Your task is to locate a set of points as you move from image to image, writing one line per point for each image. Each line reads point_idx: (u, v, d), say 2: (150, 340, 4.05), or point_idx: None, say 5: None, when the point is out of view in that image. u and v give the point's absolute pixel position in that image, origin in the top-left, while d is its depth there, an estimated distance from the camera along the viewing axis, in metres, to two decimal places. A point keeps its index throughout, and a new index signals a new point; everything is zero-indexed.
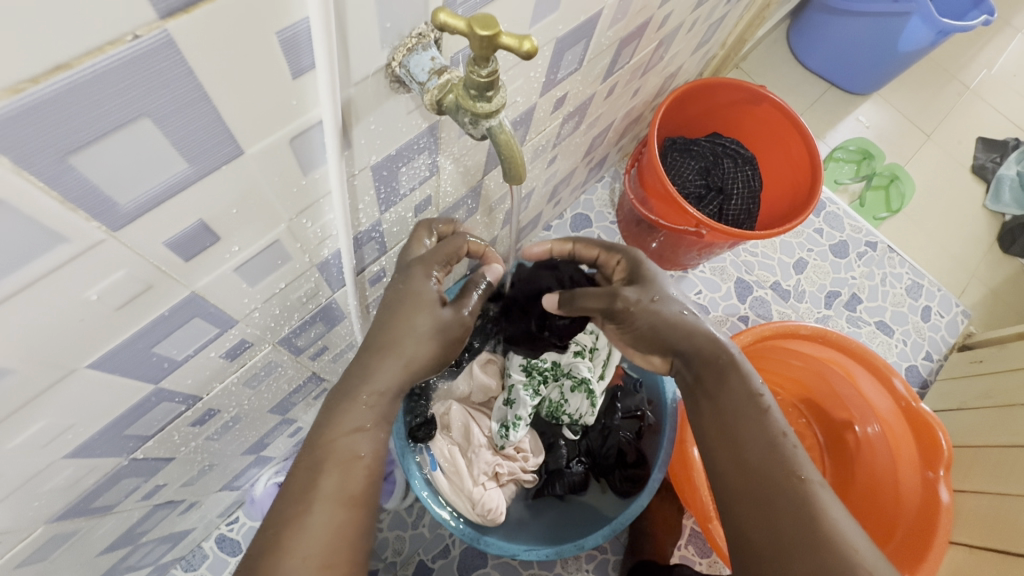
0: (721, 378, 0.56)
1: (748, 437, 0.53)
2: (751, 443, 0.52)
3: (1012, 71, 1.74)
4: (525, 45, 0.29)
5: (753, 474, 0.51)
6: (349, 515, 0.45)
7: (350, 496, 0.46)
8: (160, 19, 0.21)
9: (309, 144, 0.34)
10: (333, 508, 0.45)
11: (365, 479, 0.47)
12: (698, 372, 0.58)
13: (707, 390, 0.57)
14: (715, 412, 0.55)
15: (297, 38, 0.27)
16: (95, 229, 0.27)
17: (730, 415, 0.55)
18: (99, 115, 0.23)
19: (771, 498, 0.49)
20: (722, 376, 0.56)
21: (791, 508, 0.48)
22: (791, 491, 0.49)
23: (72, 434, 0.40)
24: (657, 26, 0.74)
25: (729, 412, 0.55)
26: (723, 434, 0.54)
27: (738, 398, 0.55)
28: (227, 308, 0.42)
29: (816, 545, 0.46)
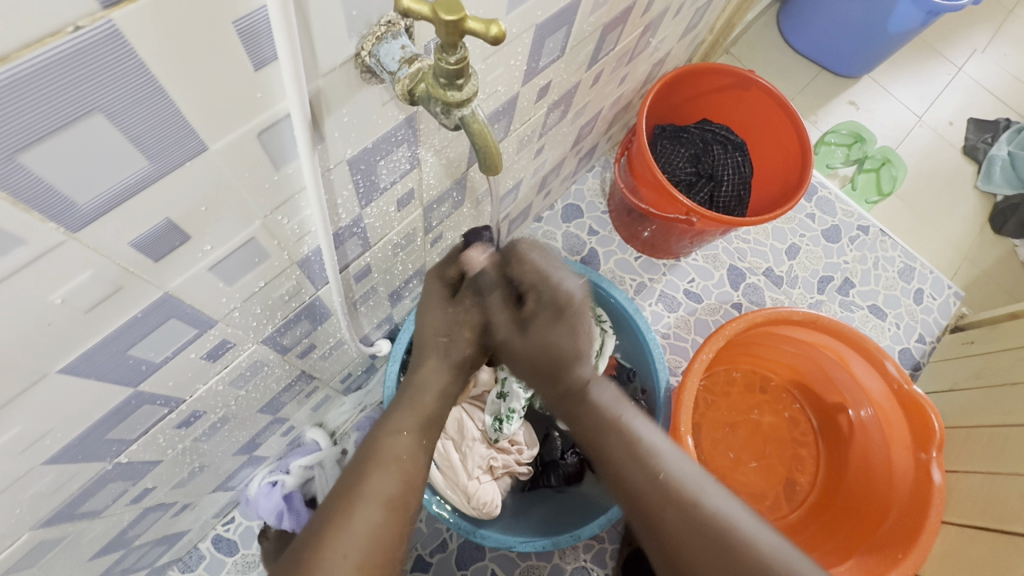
0: (585, 412, 0.60)
1: (630, 471, 0.56)
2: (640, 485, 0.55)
3: (1002, 50, 1.73)
4: (493, 29, 0.28)
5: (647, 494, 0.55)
6: (366, 514, 0.45)
7: (390, 498, 0.47)
8: (102, 8, 0.20)
9: (279, 138, 0.33)
10: (374, 509, 0.45)
11: (382, 480, 0.47)
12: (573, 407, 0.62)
13: (582, 423, 0.61)
14: (600, 452, 0.59)
15: (256, 27, 0.26)
16: (53, 230, 0.26)
17: (616, 456, 0.57)
18: (46, 110, 0.22)
19: (666, 521, 0.53)
20: (596, 418, 0.60)
21: (689, 528, 0.52)
22: (677, 508, 0.53)
23: (51, 439, 0.39)
24: (641, 11, 0.73)
25: (604, 449, 0.58)
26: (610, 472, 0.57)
27: (607, 438, 0.58)
28: (206, 308, 0.41)
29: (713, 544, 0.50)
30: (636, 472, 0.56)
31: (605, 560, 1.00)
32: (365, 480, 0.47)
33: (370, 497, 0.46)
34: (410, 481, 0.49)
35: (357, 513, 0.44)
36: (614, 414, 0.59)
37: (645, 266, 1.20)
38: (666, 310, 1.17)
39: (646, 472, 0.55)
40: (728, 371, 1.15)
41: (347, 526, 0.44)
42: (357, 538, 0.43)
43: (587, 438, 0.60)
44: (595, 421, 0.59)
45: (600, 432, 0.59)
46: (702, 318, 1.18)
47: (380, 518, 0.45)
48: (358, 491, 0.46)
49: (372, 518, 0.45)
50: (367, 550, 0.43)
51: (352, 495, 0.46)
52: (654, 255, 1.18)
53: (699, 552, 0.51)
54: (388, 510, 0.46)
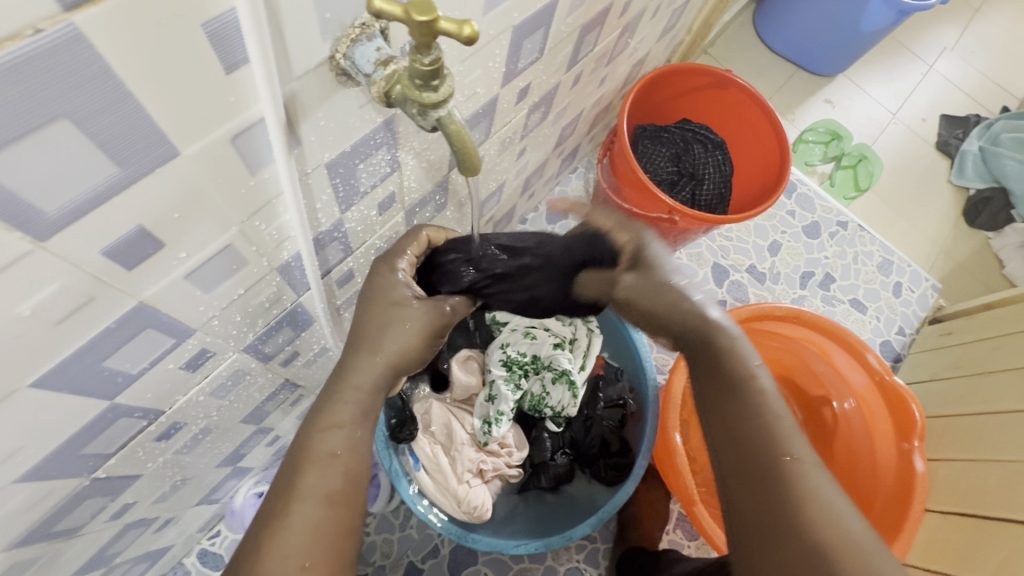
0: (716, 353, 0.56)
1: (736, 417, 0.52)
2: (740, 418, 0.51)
3: (969, 48, 1.78)
4: (466, 29, 0.28)
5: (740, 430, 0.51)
6: (305, 514, 0.45)
7: (331, 494, 0.46)
8: (64, 11, 0.20)
9: (254, 143, 0.33)
10: (314, 506, 0.45)
11: (321, 475, 0.47)
12: (699, 347, 0.58)
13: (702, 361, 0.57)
14: (710, 393, 0.55)
15: (226, 30, 0.26)
16: (20, 240, 0.25)
17: (718, 393, 0.54)
18: (6, 119, 0.21)
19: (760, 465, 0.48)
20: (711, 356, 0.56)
21: (779, 480, 0.47)
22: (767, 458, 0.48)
23: (22, 456, 0.38)
24: (618, 13, 0.73)
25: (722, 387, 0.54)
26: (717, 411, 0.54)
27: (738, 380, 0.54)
28: (182, 317, 0.40)
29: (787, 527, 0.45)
30: (739, 419, 0.52)
31: (597, 561, 1.00)
32: (300, 478, 0.46)
33: (306, 494, 0.45)
34: (349, 470, 0.48)
35: (296, 511, 0.45)
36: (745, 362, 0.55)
37: None
38: None
39: (759, 419, 0.51)
40: None
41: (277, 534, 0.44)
42: (297, 540, 0.44)
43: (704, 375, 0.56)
44: (722, 358, 0.55)
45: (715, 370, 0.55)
46: None
47: (322, 514, 0.45)
48: (294, 488, 0.46)
49: (309, 518, 0.45)
50: (307, 550, 0.44)
51: (289, 496, 0.45)
52: None
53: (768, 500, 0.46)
54: (329, 506, 0.46)
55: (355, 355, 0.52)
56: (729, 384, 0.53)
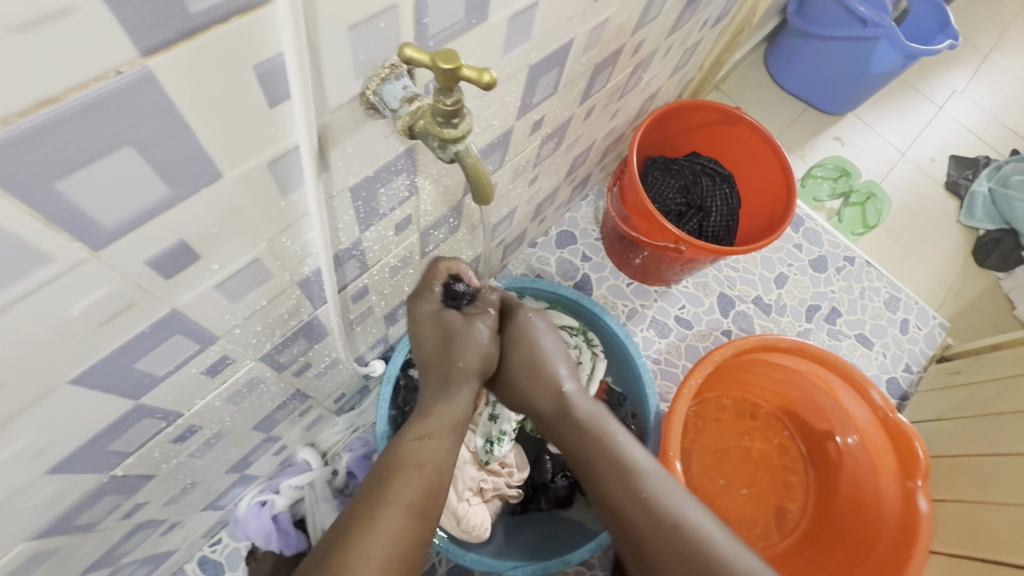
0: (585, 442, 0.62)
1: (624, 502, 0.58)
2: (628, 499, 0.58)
3: (978, 90, 1.81)
4: (485, 76, 0.31)
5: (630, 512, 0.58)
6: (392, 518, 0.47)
7: (413, 504, 0.49)
8: (141, 56, 0.23)
9: (288, 168, 0.36)
10: (401, 514, 0.48)
11: (405, 484, 0.50)
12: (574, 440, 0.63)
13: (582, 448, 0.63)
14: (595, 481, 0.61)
15: (273, 71, 0.29)
16: (79, 249, 0.28)
17: (602, 478, 0.60)
18: (83, 144, 0.24)
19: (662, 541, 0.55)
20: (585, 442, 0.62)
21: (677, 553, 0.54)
22: (666, 536, 0.55)
23: (55, 449, 0.41)
24: (631, 52, 0.77)
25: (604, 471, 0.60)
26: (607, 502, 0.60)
27: (617, 463, 0.60)
28: (209, 324, 0.43)
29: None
30: (628, 503, 0.58)
31: None
32: (390, 485, 0.49)
33: (393, 500, 0.48)
34: None
35: (382, 517, 0.47)
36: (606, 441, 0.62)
37: (637, 292, 1.23)
38: (657, 335, 1.20)
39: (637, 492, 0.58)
40: (718, 397, 1.17)
41: (372, 533, 0.46)
42: (386, 541, 0.46)
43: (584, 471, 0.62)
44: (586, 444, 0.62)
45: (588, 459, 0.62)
46: (693, 344, 1.20)
47: (404, 522, 0.48)
48: (382, 495, 0.49)
49: (397, 522, 0.47)
50: (390, 552, 0.45)
51: (378, 501, 0.48)
52: (646, 281, 1.21)
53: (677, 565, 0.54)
54: (412, 516, 0.48)
55: None
56: (605, 467, 0.60)
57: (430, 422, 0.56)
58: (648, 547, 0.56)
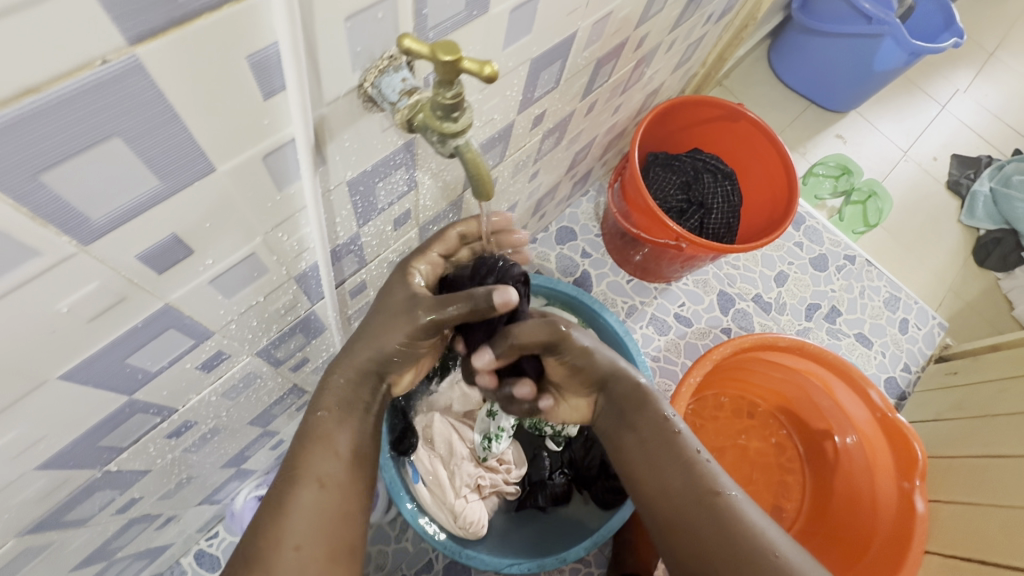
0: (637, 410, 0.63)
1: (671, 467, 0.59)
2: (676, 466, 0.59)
3: (982, 89, 1.80)
4: (487, 69, 0.31)
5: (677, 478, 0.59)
6: (309, 493, 0.48)
7: (327, 476, 0.49)
8: (128, 45, 0.22)
9: (283, 161, 0.35)
10: (313, 487, 0.48)
11: (322, 458, 0.50)
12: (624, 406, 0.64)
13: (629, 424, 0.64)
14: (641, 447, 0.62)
15: (267, 61, 0.28)
16: (66, 243, 0.28)
17: (653, 445, 0.61)
18: (68, 136, 0.23)
19: (701, 511, 0.56)
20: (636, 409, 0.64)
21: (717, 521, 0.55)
22: (707, 505, 0.56)
23: (45, 445, 0.40)
24: (633, 46, 0.76)
25: (650, 446, 0.61)
26: (652, 468, 0.60)
27: (665, 433, 0.61)
28: (203, 320, 0.42)
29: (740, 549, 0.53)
30: (674, 468, 0.59)
31: None
32: (305, 458, 0.49)
33: (306, 476, 0.49)
34: None
35: (296, 495, 0.48)
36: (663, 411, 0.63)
37: (636, 289, 1.23)
38: (656, 332, 1.20)
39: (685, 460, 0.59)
40: (717, 395, 1.17)
41: (288, 514, 0.47)
42: (302, 519, 0.47)
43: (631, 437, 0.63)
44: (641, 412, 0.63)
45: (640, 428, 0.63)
46: (692, 341, 1.20)
47: (318, 496, 0.48)
48: (297, 470, 0.49)
49: (310, 498, 0.48)
50: (309, 530, 0.46)
51: (294, 476, 0.49)
52: (646, 278, 1.21)
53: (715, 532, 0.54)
54: (324, 488, 0.49)
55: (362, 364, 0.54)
56: (658, 435, 0.61)
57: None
58: (689, 513, 0.56)
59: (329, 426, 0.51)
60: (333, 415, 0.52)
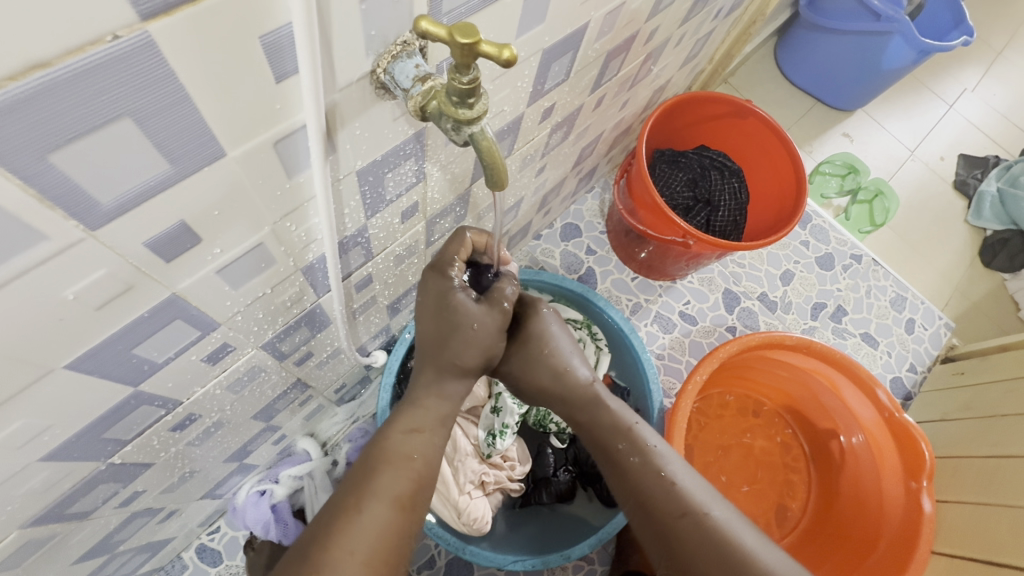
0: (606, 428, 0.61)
1: (645, 488, 0.58)
2: (650, 485, 0.58)
3: (989, 88, 1.79)
4: (506, 53, 0.30)
5: (654, 501, 0.57)
6: (375, 512, 0.46)
7: (401, 498, 0.48)
8: (141, 20, 0.22)
9: (294, 148, 0.34)
10: (386, 507, 0.47)
11: (393, 478, 0.48)
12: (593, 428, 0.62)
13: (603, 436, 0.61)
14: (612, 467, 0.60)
15: (280, 42, 0.27)
16: (74, 228, 0.27)
17: (625, 465, 0.59)
18: (78, 114, 0.23)
19: (681, 531, 0.55)
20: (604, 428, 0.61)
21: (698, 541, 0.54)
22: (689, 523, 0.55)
23: (49, 436, 0.39)
24: (643, 40, 0.75)
25: (623, 466, 0.59)
26: (628, 489, 0.59)
27: (636, 452, 0.59)
28: (210, 310, 0.42)
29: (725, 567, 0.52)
30: (649, 486, 0.58)
31: None
32: (379, 476, 0.48)
33: (379, 493, 0.47)
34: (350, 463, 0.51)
35: (368, 510, 0.46)
36: (627, 428, 0.60)
37: (641, 287, 1.22)
38: (661, 330, 1.19)
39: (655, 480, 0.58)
40: (722, 394, 1.16)
41: (357, 526, 0.45)
42: (369, 535, 0.45)
43: (603, 457, 0.61)
44: (606, 432, 0.61)
45: (610, 448, 0.61)
46: (697, 340, 1.19)
47: (389, 517, 0.47)
48: (368, 487, 0.47)
49: (383, 517, 0.46)
50: (373, 546, 0.45)
51: (362, 493, 0.47)
52: (650, 276, 1.20)
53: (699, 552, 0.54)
54: (399, 510, 0.47)
55: None
56: (629, 454, 0.59)
57: (437, 414, 0.53)
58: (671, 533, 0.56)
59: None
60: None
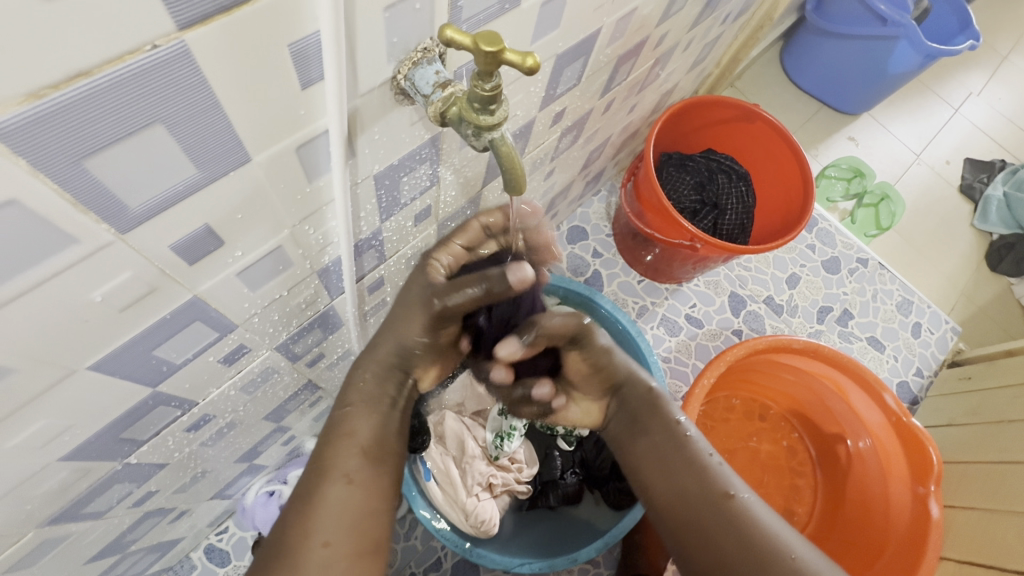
0: (651, 417, 0.63)
1: (685, 474, 0.58)
2: (690, 473, 0.58)
3: (996, 92, 1.79)
4: (529, 61, 0.30)
5: (692, 488, 0.57)
6: (336, 491, 0.47)
7: (354, 474, 0.48)
8: (178, 30, 0.22)
9: (315, 153, 0.35)
10: (341, 485, 0.48)
11: (349, 455, 0.49)
12: (638, 413, 0.64)
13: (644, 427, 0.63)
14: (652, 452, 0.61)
15: (308, 50, 0.28)
16: (104, 231, 0.27)
17: (666, 452, 0.60)
18: (113, 120, 0.23)
19: (716, 520, 0.55)
20: (650, 417, 0.63)
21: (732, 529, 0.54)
22: (725, 511, 0.55)
23: (70, 436, 0.40)
24: (653, 44, 0.76)
25: (664, 452, 0.60)
26: (664, 476, 0.60)
27: (679, 441, 0.60)
28: (228, 312, 0.42)
29: (759, 557, 0.52)
30: (688, 473, 0.58)
31: None
32: (333, 455, 0.49)
33: (334, 473, 0.48)
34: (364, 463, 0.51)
35: (325, 490, 0.47)
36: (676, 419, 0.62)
37: (647, 289, 1.22)
38: (667, 333, 1.19)
39: (697, 468, 0.58)
40: (728, 397, 1.16)
41: (315, 509, 0.46)
42: (330, 515, 0.46)
43: (644, 445, 0.62)
44: (653, 419, 0.62)
45: (652, 438, 0.62)
46: (703, 343, 1.19)
47: (346, 494, 0.47)
48: (324, 467, 0.48)
49: (339, 495, 0.47)
50: (336, 527, 0.46)
51: (321, 473, 0.48)
52: (657, 279, 1.20)
53: (732, 540, 0.54)
54: (351, 485, 0.48)
55: (382, 359, 0.53)
56: (672, 442, 0.60)
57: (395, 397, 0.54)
58: (704, 520, 0.55)
59: (354, 420, 0.51)
60: (358, 408, 0.51)
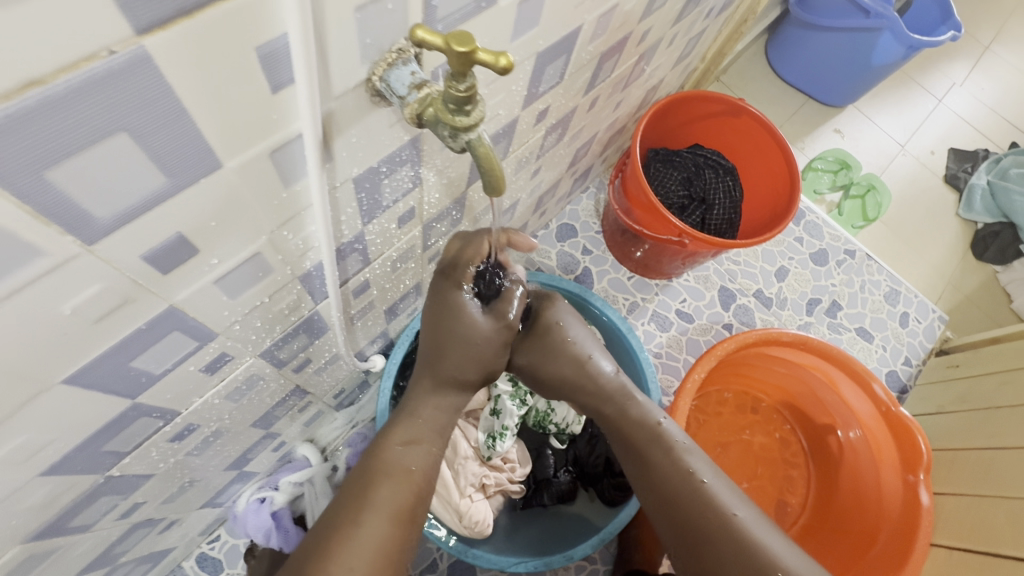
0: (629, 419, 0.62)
1: (670, 476, 0.60)
2: (674, 474, 0.60)
3: (978, 82, 1.81)
4: (502, 60, 0.30)
5: (678, 491, 0.59)
6: (373, 526, 0.49)
7: (396, 511, 0.51)
8: (137, 35, 0.22)
9: (290, 157, 0.34)
10: (383, 521, 0.50)
11: (392, 490, 0.51)
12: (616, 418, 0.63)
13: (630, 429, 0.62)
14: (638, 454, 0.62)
15: (276, 54, 0.27)
16: (71, 243, 0.27)
17: (650, 454, 0.61)
18: (74, 130, 0.23)
19: (702, 522, 0.57)
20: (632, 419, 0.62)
21: (718, 529, 0.56)
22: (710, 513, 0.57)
23: (49, 451, 0.39)
24: (636, 41, 0.75)
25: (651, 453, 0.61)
26: (652, 479, 0.60)
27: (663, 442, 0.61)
28: (207, 321, 0.41)
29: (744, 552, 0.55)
30: (673, 475, 0.60)
31: None
32: (375, 491, 0.51)
33: (376, 508, 0.50)
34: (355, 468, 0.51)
35: (364, 526, 0.49)
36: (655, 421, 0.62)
37: (638, 286, 1.22)
38: (658, 329, 1.19)
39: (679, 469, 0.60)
40: (720, 391, 1.16)
41: (350, 543, 0.47)
42: (366, 551, 0.48)
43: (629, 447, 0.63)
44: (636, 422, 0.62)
45: (637, 441, 0.62)
46: (694, 337, 1.19)
47: (387, 531, 0.49)
48: (365, 501, 0.50)
49: (378, 530, 0.49)
50: (371, 562, 0.47)
51: (361, 506, 0.50)
52: (646, 275, 1.20)
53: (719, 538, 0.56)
54: (393, 524, 0.50)
55: None
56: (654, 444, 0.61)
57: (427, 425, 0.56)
58: (689, 522, 0.58)
59: None
60: None
